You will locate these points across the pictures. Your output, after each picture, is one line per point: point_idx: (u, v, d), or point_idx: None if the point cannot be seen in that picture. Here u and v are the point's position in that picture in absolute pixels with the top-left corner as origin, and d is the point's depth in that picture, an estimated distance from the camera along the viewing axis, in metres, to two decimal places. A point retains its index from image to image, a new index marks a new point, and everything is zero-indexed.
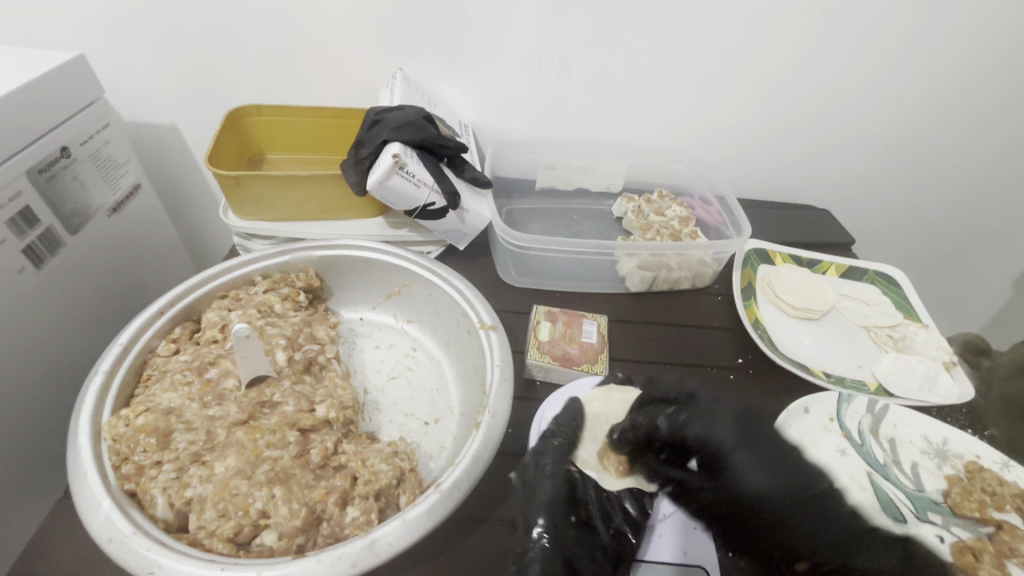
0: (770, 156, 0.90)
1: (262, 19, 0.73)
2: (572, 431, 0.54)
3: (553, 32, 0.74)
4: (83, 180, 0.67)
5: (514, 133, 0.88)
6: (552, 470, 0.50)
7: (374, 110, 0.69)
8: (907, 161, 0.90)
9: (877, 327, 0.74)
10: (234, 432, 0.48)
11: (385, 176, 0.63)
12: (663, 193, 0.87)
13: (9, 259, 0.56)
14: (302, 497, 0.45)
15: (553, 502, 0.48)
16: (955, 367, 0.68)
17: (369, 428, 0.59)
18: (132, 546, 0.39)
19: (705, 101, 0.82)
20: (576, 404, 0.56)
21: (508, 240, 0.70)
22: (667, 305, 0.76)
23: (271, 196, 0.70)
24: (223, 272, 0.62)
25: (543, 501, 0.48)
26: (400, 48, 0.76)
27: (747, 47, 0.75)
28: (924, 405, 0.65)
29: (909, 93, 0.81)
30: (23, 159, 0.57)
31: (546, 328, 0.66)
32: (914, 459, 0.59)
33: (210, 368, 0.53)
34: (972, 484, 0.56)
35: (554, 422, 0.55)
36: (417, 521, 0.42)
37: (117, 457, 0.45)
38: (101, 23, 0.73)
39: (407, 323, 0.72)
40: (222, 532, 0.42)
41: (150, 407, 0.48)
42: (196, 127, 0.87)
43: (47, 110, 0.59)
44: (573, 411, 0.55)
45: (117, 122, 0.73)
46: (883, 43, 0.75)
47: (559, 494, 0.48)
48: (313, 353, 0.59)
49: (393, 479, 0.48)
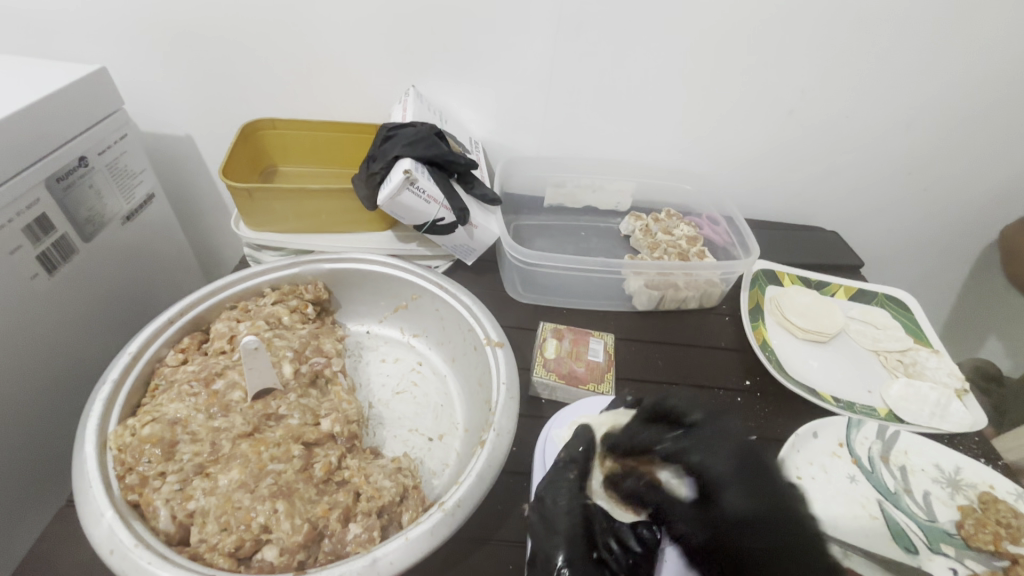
0: (778, 178, 0.90)
1: (281, 37, 0.75)
2: (586, 461, 0.52)
3: (565, 53, 0.75)
4: (100, 189, 0.68)
5: (524, 151, 0.89)
6: (566, 504, 0.48)
7: (386, 125, 0.70)
8: (915, 186, 0.90)
9: (886, 351, 0.73)
10: (239, 444, 0.48)
11: (396, 191, 0.64)
12: (670, 212, 0.88)
13: (24, 265, 0.57)
14: (304, 512, 0.45)
15: (572, 536, 0.46)
16: (967, 395, 0.67)
17: (372, 443, 0.59)
18: (134, 559, 0.39)
19: (714, 122, 0.83)
20: (585, 432, 0.54)
21: (516, 256, 0.70)
22: (674, 324, 0.76)
23: (283, 209, 0.71)
24: (234, 283, 0.63)
25: (562, 534, 0.46)
26: (414, 66, 0.78)
27: (755, 71, 0.76)
28: (935, 432, 0.64)
29: (918, 118, 0.81)
30: (42, 168, 0.58)
31: (553, 345, 0.66)
32: (925, 488, 0.58)
33: (217, 380, 0.53)
34: (986, 516, 0.54)
35: (563, 451, 0.53)
36: (420, 539, 0.42)
37: (121, 467, 0.45)
38: (123, 37, 0.75)
39: (413, 337, 0.73)
40: (223, 547, 0.42)
41: (156, 417, 0.48)
42: (211, 139, 0.88)
43: (67, 120, 0.61)
44: (582, 439, 0.53)
45: (135, 134, 0.74)
46: (890, 68, 0.76)
47: (578, 527, 0.47)
48: (320, 365, 0.59)
49: (396, 495, 0.48)
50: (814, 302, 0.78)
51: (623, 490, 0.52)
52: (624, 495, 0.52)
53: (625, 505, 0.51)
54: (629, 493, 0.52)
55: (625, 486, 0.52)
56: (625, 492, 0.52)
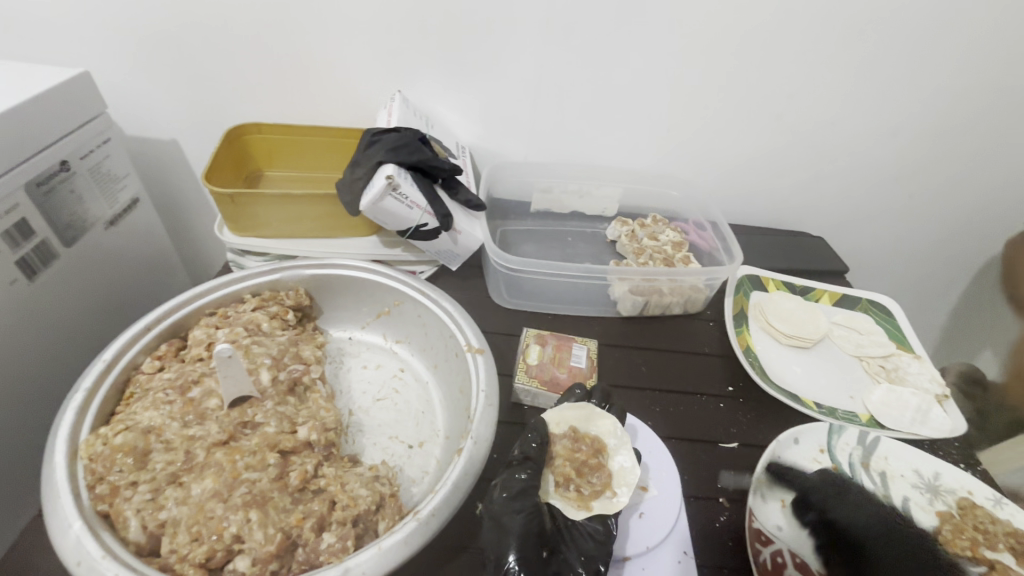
0: (763, 183, 0.91)
1: (268, 41, 0.75)
2: (540, 456, 0.51)
3: (552, 59, 0.75)
4: (82, 194, 0.68)
5: (511, 156, 0.89)
6: (518, 505, 0.47)
7: (370, 131, 0.70)
8: (899, 193, 0.91)
9: (869, 357, 0.73)
10: (214, 453, 0.48)
11: (378, 197, 0.64)
12: (657, 217, 0.88)
13: (3, 270, 0.56)
14: (278, 521, 0.44)
15: (524, 536, 0.45)
16: (947, 400, 0.67)
17: (352, 450, 0.59)
18: (101, 571, 0.38)
19: (700, 128, 0.83)
20: (541, 425, 0.54)
21: (500, 262, 0.70)
22: (658, 330, 0.76)
23: (267, 214, 0.71)
24: (213, 289, 0.63)
25: (514, 534, 0.45)
26: (402, 71, 0.78)
27: (741, 78, 0.77)
28: (915, 438, 0.64)
29: (902, 125, 0.82)
30: (23, 173, 0.57)
31: (535, 351, 0.66)
32: (904, 493, 0.58)
33: (193, 388, 0.53)
34: (964, 522, 0.55)
35: (519, 448, 0.52)
36: (394, 549, 0.41)
37: (91, 476, 0.44)
38: (109, 41, 0.75)
39: (395, 343, 0.72)
40: (193, 557, 0.41)
41: (129, 426, 0.48)
42: (198, 143, 0.88)
43: (48, 124, 0.60)
44: (538, 434, 0.53)
45: (119, 138, 0.74)
46: (874, 76, 0.77)
47: (531, 525, 0.46)
48: (298, 372, 0.59)
49: (372, 504, 0.48)
50: (799, 308, 0.79)
51: (574, 487, 0.51)
52: (576, 492, 0.51)
53: (578, 503, 0.50)
54: (581, 490, 0.51)
55: (575, 484, 0.51)
56: (577, 490, 0.51)
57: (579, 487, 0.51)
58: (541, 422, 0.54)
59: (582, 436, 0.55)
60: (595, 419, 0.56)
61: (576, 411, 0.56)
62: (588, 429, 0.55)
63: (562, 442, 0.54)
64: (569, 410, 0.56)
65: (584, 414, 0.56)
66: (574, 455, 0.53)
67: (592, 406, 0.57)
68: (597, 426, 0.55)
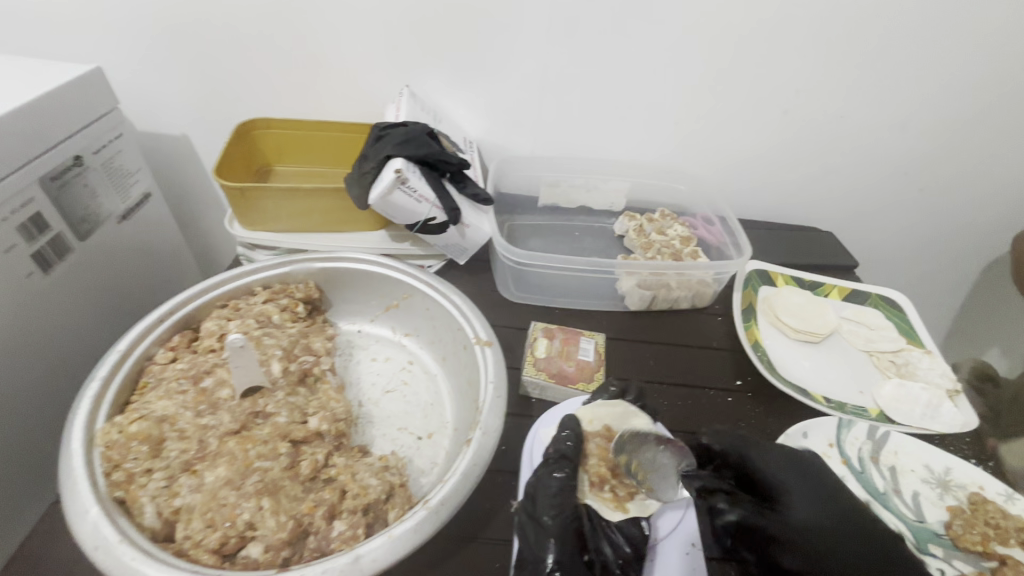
0: (771, 178, 0.90)
1: (277, 37, 0.75)
2: (575, 456, 0.52)
3: (559, 52, 0.75)
4: (95, 188, 0.68)
5: (518, 151, 0.89)
6: (556, 506, 0.47)
7: (379, 125, 0.70)
8: (910, 187, 0.90)
9: (879, 352, 0.73)
10: (227, 442, 0.49)
11: (387, 190, 0.64)
12: (665, 212, 0.88)
13: (18, 263, 0.57)
14: (290, 509, 0.45)
15: (564, 537, 0.46)
16: (958, 396, 0.66)
17: (361, 441, 0.59)
18: (118, 555, 0.39)
19: (708, 122, 0.83)
20: (571, 422, 0.55)
21: (508, 256, 0.71)
22: (667, 324, 0.76)
23: (276, 209, 0.72)
24: (225, 281, 0.63)
25: (552, 534, 0.46)
26: (409, 65, 0.78)
27: (749, 71, 0.77)
28: (926, 433, 0.63)
29: (912, 118, 0.81)
30: (37, 167, 0.58)
31: (543, 344, 0.66)
32: (915, 488, 0.58)
33: (206, 378, 0.54)
34: (975, 517, 0.55)
35: (553, 447, 0.53)
36: (403, 537, 0.42)
37: (108, 464, 0.45)
38: (121, 39, 0.76)
39: (405, 336, 0.73)
40: (207, 543, 0.42)
41: (144, 415, 0.49)
42: (208, 139, 0.88)
43: (62, 119, 0.61)
44: (571, 433, 0.54)
45: (131, 133, 0.74)
46: (884, 69, 0.76)
47: (569, 525, 0.47)
48: (309, 364, 0.59)
49: (382, 493, 0.48)
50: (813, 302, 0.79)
51: (610, 488, 0.52)
52: (612, 493, 0.52)
53: (615, 504, 0.51)
54: (617, 491, 0.52)
55: (610, 484, 0.52)
56: (612, 490, 0.52)
57: (614, 488, 0.52)
58: (575, 420, 0.55)
59: (615, 436, 0.56)
60: (626, 418, 0.57)
61: (609, 409, 0.58)
62: (622, 428, 0.57)
63: (596, 441, 0.55)
64: (601, 408, 0.57)
65: (616, 413, 0.58)
66: (608, 455, 0.54)
67: (625, 405, 0.58)
68: (630, 425, 0.57)
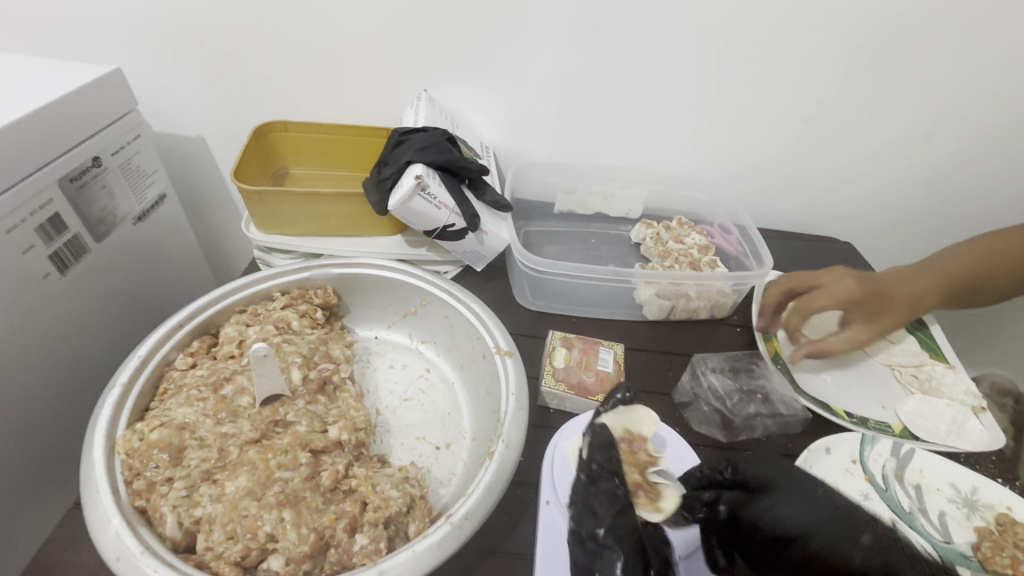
0: (790, 186, 0.89)
1: (297, 40, 0.75)
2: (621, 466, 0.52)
3: (581, 57, 0.74)
4: (112, 189, 0.68)
5: (536, 156, 0.88)
6: (614, 521, 0.46)
7: (397, 129, 0.70)
8: (932, 197, 0.89)
9: (901, 366, 0.71)
10: (247, 451, 0.48)
11: (407, 196, 0.63)
12: (682, 220, 0.86)
13: (37, 265, 0.57)
14: (311, 521, 0.45)
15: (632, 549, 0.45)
16: (983, 412, 0.65)
17: (379, 450, 0.59)
18: (140, 566, 0.39)
19: (728, 130, 0.82)
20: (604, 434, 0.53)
21: (527, 264, 0.70)
22: (686, 335, 0.75)
23: (293, 212, 0.71)
24: (244, 287, 0.63)
25: (620, 546, 0.45)
26: (430, 70, 0.78)
27: (771, 79, 0.76)
28: (951, 451, 0.62)
29: (937, 128, 0.80)
30: (57, 169, 0.58)
31: (562, 354, 0.66)
32: (941, 508, 0.57)
33: (225, 385, 0.53)
34: (1004, 538, 0.54)
35: (595, 461, 0.51)
36: (428, 552, 0.41)
37: (129, 472, 0.45)
38: (141, 40, 0.76)
39: (421, 343, 0.72)
40: (229, 555, 0.42)
41: (164, 422, 0.48)
42: (224, 140, 0.88)
43: (82, 121, 0.61)
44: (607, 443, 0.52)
45: (148, 134, 0.74)
46: (910, 77, 0.75)
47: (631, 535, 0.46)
48: (328, 371, 0.59)
49: (404, 506, 0.48)
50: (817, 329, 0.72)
51: (643, 493, 0.52)
52: (647, 497, 0.51)
53: (652, 506, 0.51)
54: (650, 493, 0.52)
55: (643, 489, 0.52)
56: (646, 494, 0.52)
57: (647, 491, 0.52)
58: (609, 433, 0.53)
59: (637, 437, 0.56)
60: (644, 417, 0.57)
61: (629, 414, 0.56)
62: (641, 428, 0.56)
63: (623, 446, 0.55)
64: (620, 414, 0.56)
65: (636, 415, 0.57)
66: (634, 458, 0.54)
67: (643, 409, 0.57)
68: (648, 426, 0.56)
